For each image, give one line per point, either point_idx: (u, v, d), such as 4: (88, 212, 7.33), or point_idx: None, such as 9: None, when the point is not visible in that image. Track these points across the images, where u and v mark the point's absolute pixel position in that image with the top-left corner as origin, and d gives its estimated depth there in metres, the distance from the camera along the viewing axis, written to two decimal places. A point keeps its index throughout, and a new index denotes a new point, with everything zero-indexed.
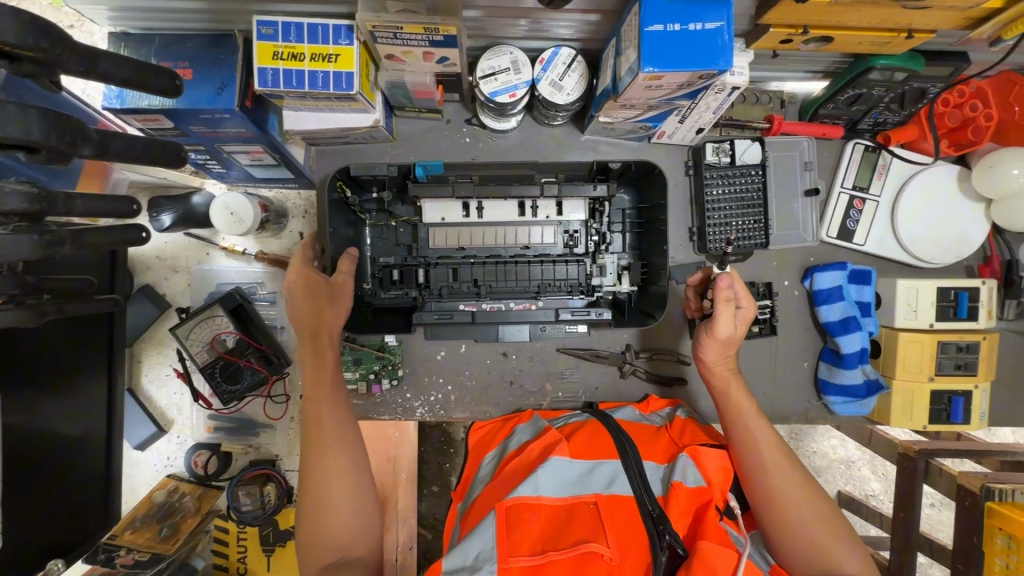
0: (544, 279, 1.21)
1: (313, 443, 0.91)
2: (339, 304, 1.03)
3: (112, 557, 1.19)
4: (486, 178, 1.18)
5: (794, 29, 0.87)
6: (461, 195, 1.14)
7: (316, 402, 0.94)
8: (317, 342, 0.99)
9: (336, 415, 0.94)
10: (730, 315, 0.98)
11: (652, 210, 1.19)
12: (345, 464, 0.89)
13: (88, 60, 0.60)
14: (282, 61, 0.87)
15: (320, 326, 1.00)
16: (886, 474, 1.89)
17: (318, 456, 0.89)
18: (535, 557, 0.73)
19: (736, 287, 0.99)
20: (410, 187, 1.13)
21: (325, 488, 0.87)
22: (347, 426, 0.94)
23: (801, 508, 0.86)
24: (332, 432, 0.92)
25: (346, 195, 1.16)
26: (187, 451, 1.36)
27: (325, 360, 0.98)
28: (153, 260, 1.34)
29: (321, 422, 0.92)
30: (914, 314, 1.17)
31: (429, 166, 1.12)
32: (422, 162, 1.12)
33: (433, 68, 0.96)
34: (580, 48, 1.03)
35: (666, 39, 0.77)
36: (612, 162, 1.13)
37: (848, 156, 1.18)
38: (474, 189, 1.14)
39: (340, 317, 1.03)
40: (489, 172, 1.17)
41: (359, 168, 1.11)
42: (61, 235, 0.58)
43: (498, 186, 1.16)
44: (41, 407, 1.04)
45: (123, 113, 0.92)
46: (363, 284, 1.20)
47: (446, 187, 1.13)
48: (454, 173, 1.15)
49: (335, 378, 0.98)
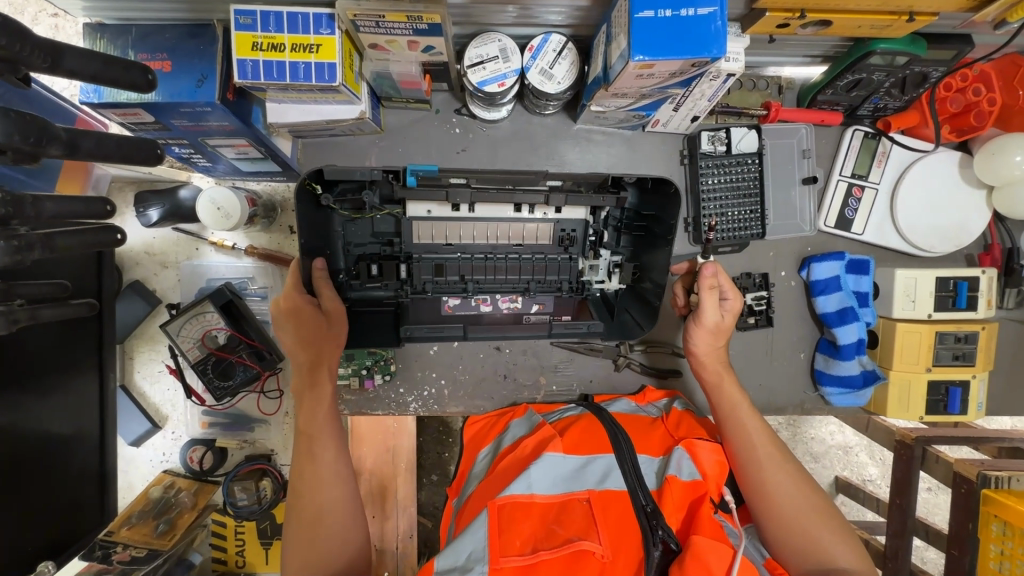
0: (535, 276, 1.11)
1: (306, 478, 0.89)
2: (336, 333, 1.03)
3: (109, 553, 1.20)
4: (484, 179, 1.02)
5: (791, 13, 0.84)
6: (454, 200, 1.02)
7: (311, 435, 0.92)
8: (313, 375, 0.97)
9: (333, 450, 0.92)
10: (716, 303, 1.00)
11: (655, 220, 1.08)
12: (340, 499, 0.89)
13: (53, 57, 0.58)
14: (262, 52, 0.84)
15: (320, 356, 0.99)
16: (883, 459, 1.90)
17: (312, 489, 0.88)
18: (525, 556, 0.72)
19: (720, 276, 1.01)
20: (397, 191, 0.99)
21: (319, 523, 0.87)
22: (342, 460, 0.93)
23: (797, 501, 0.85)
24: (328, 468, 0.90)
25: (316, 195, 1.00)
26: (182, 446, 1.35)
27: (321, 393, 0.96)
28: (142, 256, 1.33)
29: (317, 457, 0.91)
30: (912, 305, 1.15)
31: (422, 171, 0.97)
32: (414, 165, 0.97)
33: (419, 57, 0.93)
34: (571, 35, 0.99)
35: (656, 25, 0.74)
36: (627, 175, 1.04)
37: (847, 143, 1.16)
38: (472, 196, 1.01)
39: (336, 346, 1.03)
40: (489, 175, 1.00)
41: (336, 172, 0.95)
42: (29, 240, 0.56)
43: (498, 190, 1.02)
44: (31, 408, 1.03)
45: (101, 107, 0.89)
46: (336, 267, 1.08)
47: (441, 190, 1.00)
48: (450, 176, 0.99)
49: (332, 412, 0.96)
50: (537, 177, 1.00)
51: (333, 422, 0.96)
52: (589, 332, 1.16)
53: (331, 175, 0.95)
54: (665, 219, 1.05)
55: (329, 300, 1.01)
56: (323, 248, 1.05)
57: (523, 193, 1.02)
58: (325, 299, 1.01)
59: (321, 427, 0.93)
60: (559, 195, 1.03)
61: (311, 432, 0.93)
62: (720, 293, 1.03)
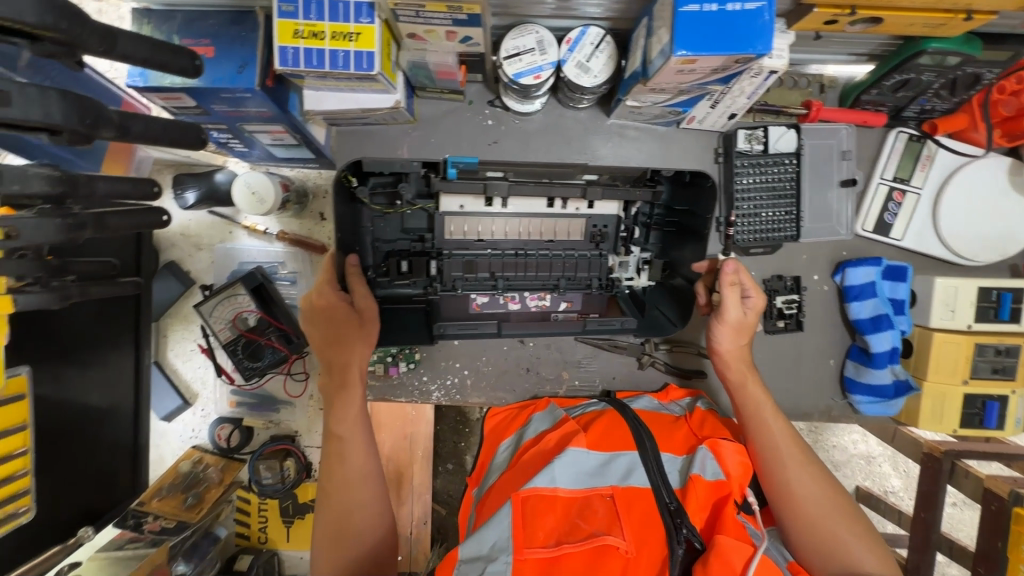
0: (566, 272, 1.17)
1: (336, 477, 0.92)
2: (369, 332, 1.05)
3: (141, 522, 1.24)
4: (519, 173, 1.12)
5: (841, 9, 0.81)
6: (490, 193, 1.09)
7: (341, 437, 0.95)
8: (343, 374, 0.99)
9: (362, 452, 0.94)
10: (737, 298, 0.99)
11: (688, 215, 1.15)
12: (367, 498, 0.92)
13: (107, 41, 0.59)
14: (303, 40, 0.85)
15: (347, 360, 1.00)
16: (908, 471, 1.85)
17: (341, 489, 0.91)
18: (550, 549, 0.72)
19: (743, 275, 1.00)
20: (437, 184, 1.08)
21: (347, 522, 0.90)
22: (370, 461, 0.95)
23: (822, 503, 0.83)
24: (356, 469, 0.93)
25: (352, 186, 1.11)
26: (211, 423, 1.39)
27: (352, 394, 0.97)
28: (178, 238, 1.36)
29: (346, 457, 0.93)
30: (951, 314, 1.12)
31: (462, 162, 1.06)
32: (454, 157, 1.07)
33: (456, 47, 0.93)
34: (609, 28, 0.98)
35: (700, 19, 0.72)
36: (664, 169, 1.11)
37: (890, 145, 1.12)
38: (509, 189, 1.09)
39: (367, 347, 1.03)
40: (526, 169, 1.11)
41: (377, 163, 1.08)
42: (83, 218, 0.59)
43: (535, 184, 1.10)
44: (72, 381, 1.07)
45: (146, 91, 0.91)
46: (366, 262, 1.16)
47: (479, 183, 1.09)
48: (488, 169, 1.10)
49: (361, 413, 0.98)
50: (574, 170, 1.10)
51: (363, 423, 0.98)
52: (622, 328, 1.19)
53: (371, 165, 1.08)
54: (703, 216, 1.11)
55: (363, 299, 1.05)
56: (355, 243, 1.14)
57: (559, 187, 1.10)
58: (360, 298, 1.05)
59: (351, 428, 0.95)
60: (594, 188, 1.10)
61: (341, 433, 0.95)
62: (743, 290, 1.02)
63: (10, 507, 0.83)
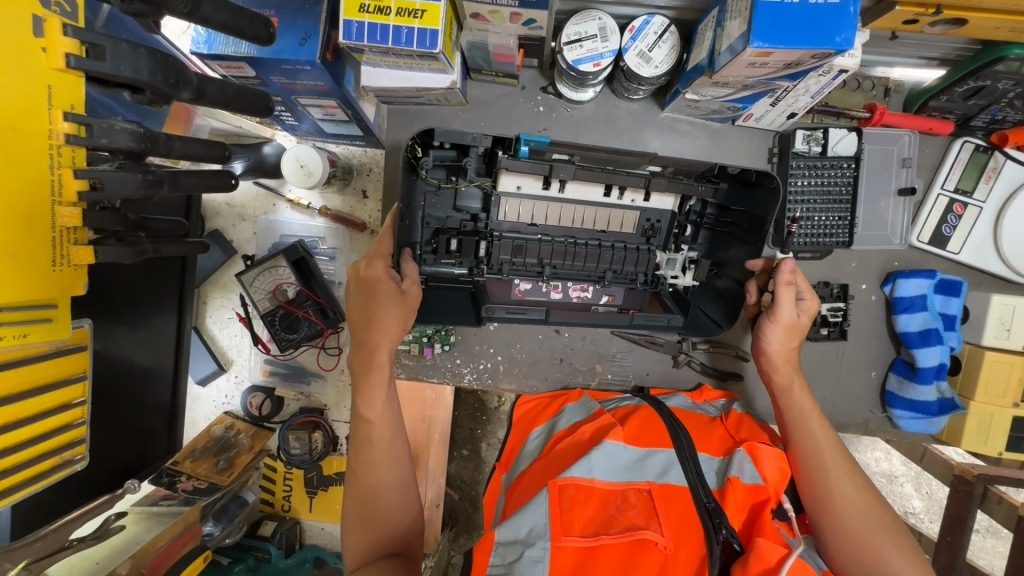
0: (613, 266, 1.12)
1: (363, 456, 0.94)
2: (408, 313, 0.99)
3: (174, 481, 1.27)
4: (586, 157, 1.05)
5: (925, 7, 0.78)
6: (556, 176, 1.04)
7: (370, 422, 0.94)
8: (374, 355, 0.95)
9: (389, 436, 0.95)
10: (791, 299, 0.98)
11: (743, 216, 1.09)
12: (392, 480, 0.93)
13: (192, 3, 0.60)
14: (368, 14, 0.84)
15: (370, 340, 0.96)
16: (931, 494, 1.77)
17: (368, 470, 0.93)
18: (588, 538, 0.72)
19: (797, 277, 0.99)
20: (504, 161, 1.01)
21: (374, 502, 0.92)
22: (397, 443, 0.96)
23: (866, 514, 0.81)
24: (383, 452, 0.94)
25: (416, 156, 1.05)
26: (244, 390, 1.42)
27: (379, 378, 0.95)
28: (223, 208, 1.38)
29: (374, 439, 0.94)
30: (1005, 334, 1.09)
31: (535, 141, 1.00)
32: (526, 134, 1.01)
33: (518, 30, 0.92)
34: (673, 17, 0.96)
35: (780, 12, 0.71)
36: (733, 167, 1.05)
37: (954, 155, 1.09)
38: (574, 173, 1.03)
39: (400, 331, 0.98)
40: (593, 154, 1.05)
41: (446, 134, 1.01)
42: (161, 176, 0.60)
43: (600, 171, 1.05)
44: (121, 338, 1.11)
45: (209, 58, 0.92)
46: (412, 237, 1.09)
47: (544, 164, 1.03)
48: (556, 151, 1.04)
49: (390, 395, 0.96)
50: (641, 160, 1.04)
51: (392, 408, 0.96)
52: (667, 326, 1.14)
53: (443, 135, 1.01)
54: (761, 216, 1.03)
55: (411, 284, 1.01)
56: (405, 217, 1.07)
57: (622, 175, 1.05)
58: (407, 283, 1.01)
59: (380, 413, 0.94)
60: (657, 180, 1.05)
61: (370, 418, 0.94)
62: (797, 292, 1.01)
63: (68, 453, 0.86)
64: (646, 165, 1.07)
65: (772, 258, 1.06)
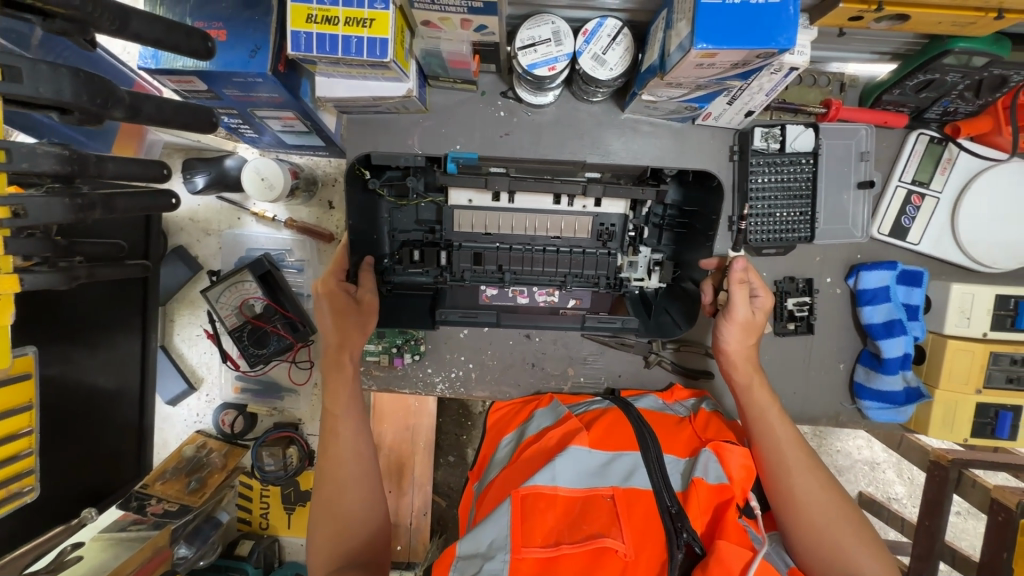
0: (572, 269, 1.15)
1: (328, 452, 0.95)
2: (365, 323, 1.07)
3: (144, 505, 1.24)
4: (521, 168, 1.11)
5: (867, 5, 0.79)
6: (494, 187, 1.08)
7: (338, 431, 0.97)
8: (337, 357, 1.02)
9: (356, 449, 0.96)
10: (745, 297, 0.98)
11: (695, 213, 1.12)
12: (356, 472, 0.94)
13: (120, 19, 0.59)
14: (316, 25, 0.82)
15: (345, 342, 1.03)
16: (912, 479, 1.79)
17: (331, 481, 0.93)
18: (548, 548, 0.72)
19: (750, 273, 1.00)
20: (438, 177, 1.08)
21: (337, 512, 0.91)
22: (361, 436, 0.98)
23: (825, 510, 0.82)
24: (349, 462, 0.94)
25: (365, 178, 1.10)
26: (215, 408, 1.39)
27: (345, 374, 1.01)
28: (187, 223, 1.36)
29: (340, 434, 0.96)
30: (966, 322, 1.11)
31: (461, 157, 1.06)
32: (455, 152, 1.07)
33: (471, 36, 0.91)
34: (626, 20, 0.96)
35: (723, 13, 0.71)
36: (668, 169, 1.09)
37: (910, 147, 1.10)
38: (510, 184, 1.07)
39: (362, 339, 1.06)
40: (525, 165, 1.10)
41: (383, 156, 1.07)
42: (92, 199, 0.60)
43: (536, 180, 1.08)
44: (78, 361, 1.08)
45: (158, 73, 0.90)
46: (381, 255, 1.17)
47: (480, 177, 1.08)
48: (490, 165, 1.09)
49: (354, 392, 1.01)
50: (575, 168, 1.11)
51: (359, 422, 0.99)
52: (624, 326, 1.18)
53: (378, 159, 1.06)
54: None
55: (366, 292, 1.08)
56: (371, 232, 1.14)
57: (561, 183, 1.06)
58: (363, 292, 1.08)
59: (347, 424, 0.97)
60: (595, 186, 1.07)
61: (339, 428, 0.97)
62: (751, 290, 1.02)
63: (15, 486, 0.83)
64: (582, 173, 1.13)
65: (725, 256, 1.09)
